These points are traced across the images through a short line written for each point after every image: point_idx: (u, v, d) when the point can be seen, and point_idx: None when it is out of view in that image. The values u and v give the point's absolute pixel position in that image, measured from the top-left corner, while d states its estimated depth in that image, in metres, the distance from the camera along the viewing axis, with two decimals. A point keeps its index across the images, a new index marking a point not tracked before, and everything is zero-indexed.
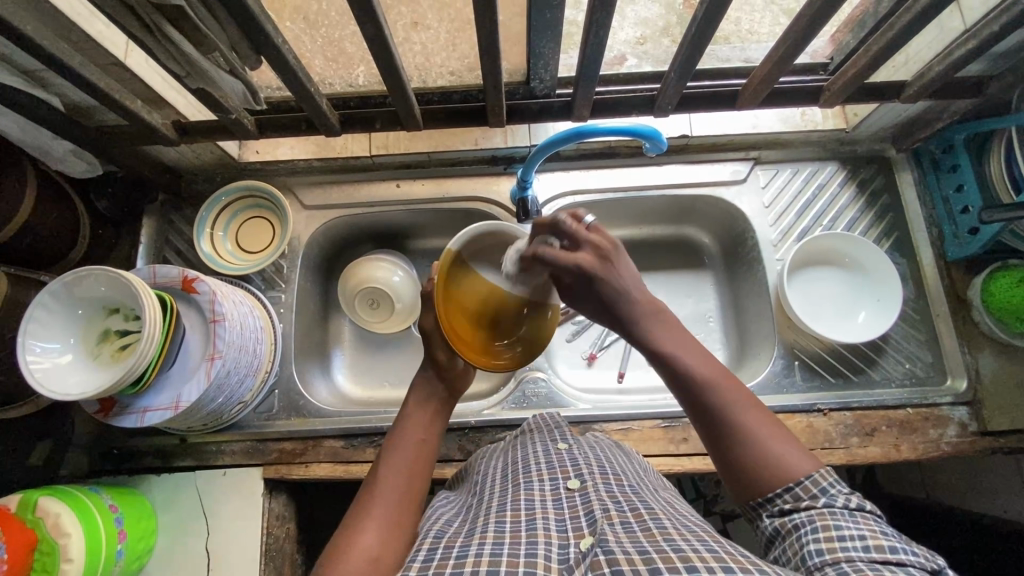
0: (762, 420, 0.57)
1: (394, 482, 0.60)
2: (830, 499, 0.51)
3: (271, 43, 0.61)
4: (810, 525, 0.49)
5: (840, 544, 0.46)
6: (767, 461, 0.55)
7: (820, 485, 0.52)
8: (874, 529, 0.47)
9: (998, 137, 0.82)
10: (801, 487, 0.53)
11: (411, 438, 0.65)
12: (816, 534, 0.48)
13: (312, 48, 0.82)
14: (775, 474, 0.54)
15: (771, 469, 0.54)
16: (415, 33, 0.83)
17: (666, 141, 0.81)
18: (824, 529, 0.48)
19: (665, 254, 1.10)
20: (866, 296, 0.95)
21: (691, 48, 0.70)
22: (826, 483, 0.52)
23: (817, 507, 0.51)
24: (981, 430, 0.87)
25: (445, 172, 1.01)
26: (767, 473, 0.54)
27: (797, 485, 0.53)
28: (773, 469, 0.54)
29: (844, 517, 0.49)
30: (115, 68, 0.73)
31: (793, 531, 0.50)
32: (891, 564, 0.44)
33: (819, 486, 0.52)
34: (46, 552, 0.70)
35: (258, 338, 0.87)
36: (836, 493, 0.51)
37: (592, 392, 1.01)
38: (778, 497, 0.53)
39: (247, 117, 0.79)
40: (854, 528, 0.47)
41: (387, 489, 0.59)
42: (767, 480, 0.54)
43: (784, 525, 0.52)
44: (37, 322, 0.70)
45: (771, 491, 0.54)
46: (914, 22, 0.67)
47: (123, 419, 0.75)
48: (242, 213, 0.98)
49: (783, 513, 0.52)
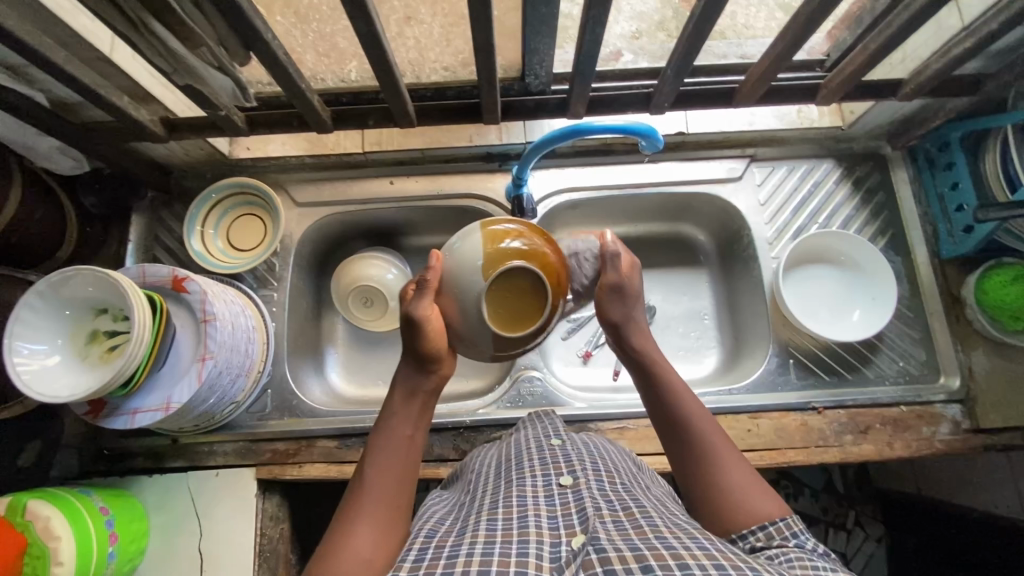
0: (737, 465, 0.59)
1: (383, 480, 0.57)
2: (801, 542, 0.52)
3: (260, 38, 0.59)
4: (784, 556, 0.49)
5: (812, 567, 0.46)
6: (742, 499, 0.56)
7: (792, 529, 0.53)
8: (845, 568, 0.47)
9: (994, 135, 0.82)
10: (774, 527, 0.53)
11: (399, 430, 0.61)
12: (791, 563, 0.47)
13: (302, 42, 0.80)
14: (747, 513, 0.55)
15: (743, 507, 0.56)
16: (408, 27, 0.82)
17: (662, 138, 0.80)
18: (799, 560, 0.47)
19: (660, 251, 1.10)
20: (862, 294, 0.95)
21: (689, 46, 0.69)
22: (797, 528, 0.53)
23: (788, 545, 0.51)
24: (974, 428, 0.88)
25: (440, 168, 1.00)
26: (740, 512, 0.56)
27: (772, 525, 0.53)
28: (745, 507, 0.56)
29: (815, 556, 0.49)
30: (101, 63, 0.71)
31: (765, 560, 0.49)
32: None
33: (791, 530, 0.53)
34: (35, 556, 0.69)
35: (250, 338, 0.86)
36: (805, 538, 0.52)
37: (587, 390, 1.00)
38: (750, 533, 0.54)
39: (237, 113, 0.78)
40: (826, 563, 0.47)
41: (375, 487, 0.57)
42: (740, 518, 0.55)
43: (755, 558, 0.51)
44: (22, 323, 0.69)
45: (742, 528, 0.55)
46: (911, 20, 0.67)
47: (113, 420, 0.74)
48: (232, 212, 0.97)
49: (754, 549, 0.52)
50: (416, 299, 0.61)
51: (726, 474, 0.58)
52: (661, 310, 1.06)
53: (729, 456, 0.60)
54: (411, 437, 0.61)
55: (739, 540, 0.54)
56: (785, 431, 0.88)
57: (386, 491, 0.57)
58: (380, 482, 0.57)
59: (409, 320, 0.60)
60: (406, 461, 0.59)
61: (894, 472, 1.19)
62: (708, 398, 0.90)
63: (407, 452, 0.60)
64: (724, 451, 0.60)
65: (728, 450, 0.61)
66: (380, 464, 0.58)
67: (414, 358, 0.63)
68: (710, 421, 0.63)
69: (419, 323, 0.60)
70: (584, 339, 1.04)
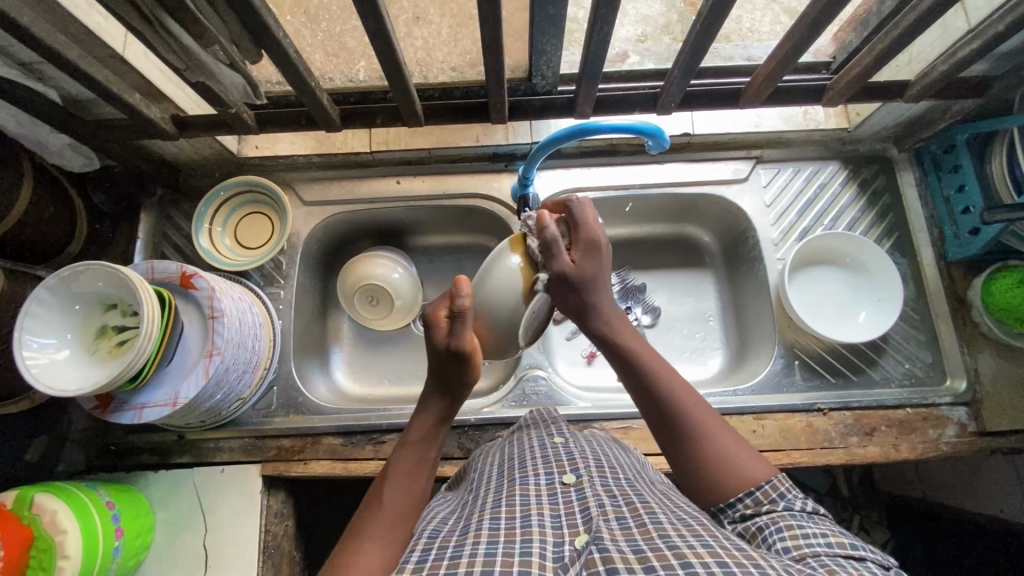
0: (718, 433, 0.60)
1: (399, 498, 0.58)
2: (788, 502, 0.54)
3: (271, 36, 0.60)
4: (773, 525, 0.51)
5: (805, 541, 0.48)
6: (728, 467, 0.58)
7: (779, 490, 0.55)
8: (833, 529, 0.50)
9: (1000, 138, 0.82)
10: (762, 491, 0.55)
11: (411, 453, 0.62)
12: (781, 534, 0.50)
13: (311, 43, 0.80)
14: (738, 480, 0.57)
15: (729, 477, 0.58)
16: (417, 28, 0.81)
17: (669, 138, 0.80)
18: (788, 528, 0.50)
19: (665, 252, 1.10)
20: (867, 296, 0.95)
21: (695, 47, 0.70)
22: (783, 489, 0.55)
23: (777, 510, 0.53)
24: (980, 431, 0.88)
25: (446, 168, 1.01)
26: (728, 480, 0.57)
27: (758, 490, 0.55)
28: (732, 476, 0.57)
29: (804, 518, 0.51)
30: (113, 61, 0.72)
31: (757, 533, 0.52)
32: (852, 559, 0.46)
33: (777, 492, 0.55)
34: (42, 549, 0.70)
35: (257, 335, 0.86)
36: (793, 498, 0.54)
37: (593, 390, 1.00)
38: (739, 501, 0.56)
39: (246, 111, 0.78)
40: (816, 528, 0.49)
41: (391, 503, 0.57)
42: (729, 486, 0.57)
43: (746, 530, 0.53)
44: (32, 318, 0.69)
45: (730, 496, 0.57)
46: (918, 21, 0.67)
47: (121, 416, 0.74)
48: (240, 209, 0.97)
49: (744, 517, 0.54)
50: (463, 333, 0.61)
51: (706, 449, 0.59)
52: (666, 311, 1.06)
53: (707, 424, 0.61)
54: (427, 458, 0.62)
55: (727, 508, 0.57)
56: (790, 433, 0.88)
57: (402, 508, 0.57)
58: (393, 500, 0.58)
59: (457, 353, 0.61)
60: (421, 482, 0.61)
61: (900, 475, 1.18)
62: (713, 399, 0.90)
63: (424, 473, 0.61)
64: (706, 417, 0.61)
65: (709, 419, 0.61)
66: (395, 485, 0.59)
67: (439, 384, 0.65)
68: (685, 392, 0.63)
69: (463, 353, 0.62)
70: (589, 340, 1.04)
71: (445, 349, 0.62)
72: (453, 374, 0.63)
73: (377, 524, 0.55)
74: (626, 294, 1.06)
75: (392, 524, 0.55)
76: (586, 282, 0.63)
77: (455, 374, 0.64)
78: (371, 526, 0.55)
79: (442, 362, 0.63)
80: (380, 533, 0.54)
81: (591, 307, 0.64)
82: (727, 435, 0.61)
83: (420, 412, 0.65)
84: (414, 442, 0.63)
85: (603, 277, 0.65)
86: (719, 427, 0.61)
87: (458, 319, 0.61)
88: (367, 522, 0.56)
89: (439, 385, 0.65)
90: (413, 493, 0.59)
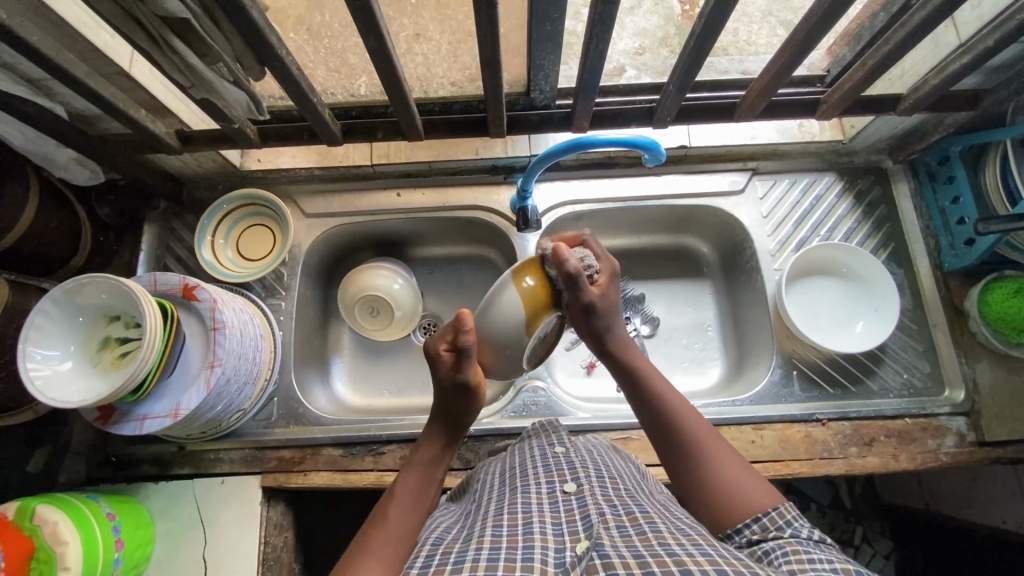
0: (729, 460, 0.62)
1: (405, 512, 0.59)
2: (795, 530, 0.53)
3: (275, 54, 0.61)
4: (779, 549, 0.50)
5: (808, 562, 0.47)
6: (738, 494, 0.58)
7: (786, 517, 0.54)
8: (840, 557, 0.49)
9: (993, 150, 0.83)
10: (768, 518, 0.55)
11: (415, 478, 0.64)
12: (787, 557, 0.49)
13: (314, 58, 0.84)
14: (743, 508, 0.57)
15: (736, 504, 0.58)
16: (417, 44, 0.87)
17: (665, 152, 0.81)
18: (795, 552, 0.49)
19: (664, 263, 1.10)
20: (865, 306, 0.95)
21: (689, 62, 0.71)
22: (790, 516, 0.55)
23: (784, 536, 0.52)
24: (979, 441, 0.88)
25: (445, 181, 1.02)
26: (735, 507, 0.58)
27: (765, 517, 0.55)
28: (739, 502, 0.58)
29: (811, 545, 0.51)
30: (119, 78, 0.73)
31: (763, 557, 0.51)
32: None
33: (784, 519, 0.54)
34: (43, 560, 0.70)
35: (258, 346, 0.87)
36: (799, 526, 0.54)
37: (592, 401, 1.00)
38: (744, 527, 0.56)
39: (250, 126, 0.79)
40: (822, 554, 0.49)
41: (398, 518, 0.59)
42: (735, 513, 0.57)
43: (753, 554, 0.53)
44: (37, 330, 0.70)
45: (737, 522, 0.57)
46: (909, 36, 0.68)
47: (122, 427, 0.75)
48: (242, 222, 0.98)
49: (751, 542, 0.54)
50: (467, 368, 0.63)
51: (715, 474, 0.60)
52: (665, 321, 1.07)
53: (718, 452, 0.62)
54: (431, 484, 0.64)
55: (733, 535, 0.56)
56: (789, 443, 0.88)
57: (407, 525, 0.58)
58: (401, 514, 0.59)
59: (465, 386, 0.64)
60: (426, 499, 0.62)
61: (902, 486, 1.18)
62: (712, 409, 0.91)
63: (429, 491, 0.64)
64: (715, 446, 0.63)
65: (721, 447, 0.63)
66: (403, 501, 0.61)
67: (444, 412, 0.67)
68: (703, 423, 0.65)
69: (470, 386, 0.65)
70: (588, 350, 1.05)
71: (452, 379, 0.64)
72: (460, 402, 0.66)
73: (384, 536, 0.56)
74: (625, 304, 1.06)
75: (399, 537, 0.56)
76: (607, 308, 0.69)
77: (460, 402, 0.66)
78: (378, 538, 0.56)
79: (446, 393, 0.65)
80: (388, 543, 0.55)
81: (605, 330, 0.69)
82: (737, 465, 0.61)
83: (428, 433, 0.69)
84: (421, 462, 0.65)
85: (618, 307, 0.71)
86: (730, 458, 0.62)
87: (463, 354, 0.62)
88: (374, 534, 0.57)
89: (442, 413, 0.67)
90: (418, 509, 0.61)
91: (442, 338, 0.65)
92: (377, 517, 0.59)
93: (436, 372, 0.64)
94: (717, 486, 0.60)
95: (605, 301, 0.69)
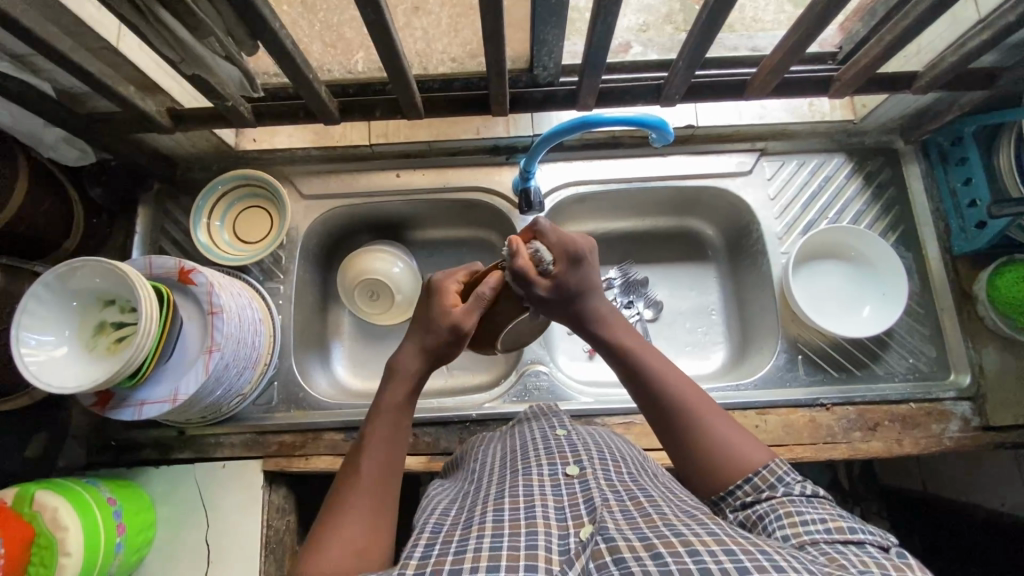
0: (725, 425, 0.60)
1: (374, 471, 0.56)
2: (787, 487, 0.53)
3: (268, 28, 0.59)
4: (773, 513, 0.51)
5: (804, 529, 0.48)
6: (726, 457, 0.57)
7: (776, 474, 0.55)
8: (833, 513, 0.49)
9: (1010, 129, 0.81)
10: (759, 477, 0.55)
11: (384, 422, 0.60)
12: (781, 522, 0.50)
13: (309, 33, 0.78)
14: (735, 470, 0.57)
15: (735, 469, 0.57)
16: (415, 18, 0.80)
17: (672, 131, 0.79)
18: (788, 515, 0.50)
19: (668, 246, 1.09)
20: (872, 289, 0.94)
21: (699, 38, 0.68)
22: (781, 473, 0.55)
23: (777, 496, 0.53)
24: (984, 425, 0.87)
25: (446, 161, 1.00)
26: (727, 470, 0.57)
27: (756, 474, 0.55)
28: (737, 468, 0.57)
29: (804, 503, 0.51)
30: (107, 53, 0.70)
31: (757, 521, 0.52)
32: (852, 545, 0.45)
33: (775, 476, 0.55)
34: (44, 545, 0.70)
35: (257, 330, 0.86)
36: (791, 481, 0.54)
37: (594, 385, 1.00)
38: (738, 488, 0.56)
39: (244, 104, 0.77)
40: (815, 513, 0.49)
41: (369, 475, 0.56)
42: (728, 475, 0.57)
43: (748, 518, 0.53)
44: (30, 314, 0.69)
45: (730, 483, 0.56)
46: (928, 12, 0.66)
47: (121, 412, 0.74)
48: (238, 203, 0.96)
49: (744, 505, 0.54)
50: (468, 309, 0.62)
51: (710, 437, 0.59)
52: (668, 305, 1.06)
53: (714, 415, 0.60)
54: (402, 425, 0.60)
55: (727, 497, 0.56)
56: (793, 428, 0.88)
57: (379, 484, 0.56)
58: (371, 471, 0.56)
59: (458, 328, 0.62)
60: (399, 450, 0.59)
61: (901, 469, 1.18)
62: (715, 393, 0.90)
63: (402, 436, 0.60)
64: (697, 404, 0.61)
65: (715, 412, 0.61)
66: (369, 459, 0.57)
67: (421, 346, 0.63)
68: (689, 384, 0.63)
69: (460, 336, 0.62)
70: None
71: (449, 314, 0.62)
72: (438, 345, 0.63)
73: (356, 501, 0.54)
74: (628, 288, 1.06)
75: (371, 499, 0.54)
76: (574, 296, 0.66)
77: (440, 349, 0.63)
78: (348, 504, 0.53)
79: (434, 328, 0.62)
80: (359, 510, 0.53)
81: (583, 312, 0.66)
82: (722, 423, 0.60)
83: (393, 377, 0.62)
84: (389, 407, 0.60)
85: (593, 284, 0.67)
86: (717, 420, 0.60)
87: (475, 299, 0.62)
88: (344, 500, 0.54)
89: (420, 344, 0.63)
90: (391, 461, 0.58)
91: (457, 274, 0.67)
92: (345, 479, 0.56)
93: (433, 302, 0.64)
94: (705, 449, 0.58)
95: (569, 288, 0.65)
